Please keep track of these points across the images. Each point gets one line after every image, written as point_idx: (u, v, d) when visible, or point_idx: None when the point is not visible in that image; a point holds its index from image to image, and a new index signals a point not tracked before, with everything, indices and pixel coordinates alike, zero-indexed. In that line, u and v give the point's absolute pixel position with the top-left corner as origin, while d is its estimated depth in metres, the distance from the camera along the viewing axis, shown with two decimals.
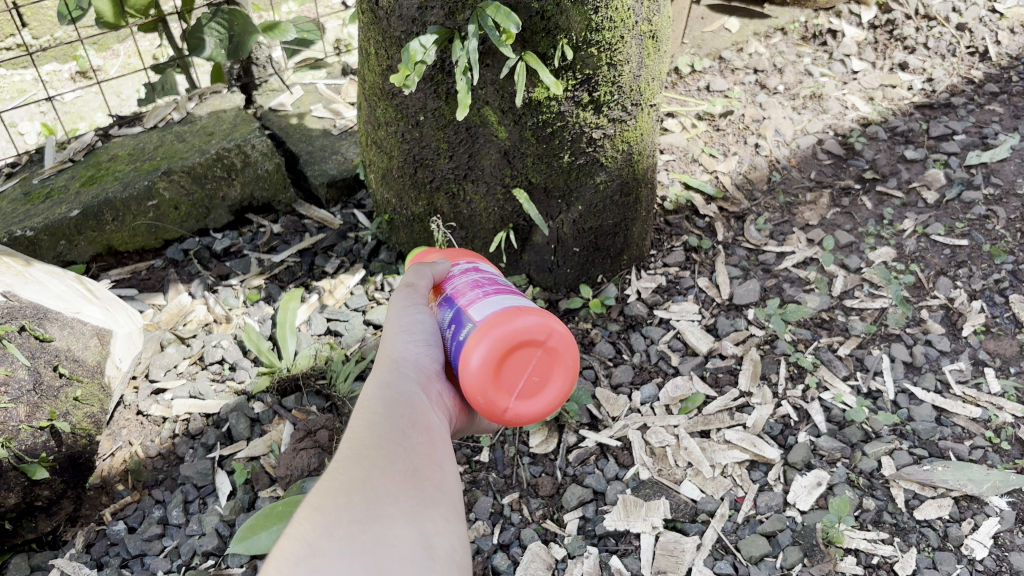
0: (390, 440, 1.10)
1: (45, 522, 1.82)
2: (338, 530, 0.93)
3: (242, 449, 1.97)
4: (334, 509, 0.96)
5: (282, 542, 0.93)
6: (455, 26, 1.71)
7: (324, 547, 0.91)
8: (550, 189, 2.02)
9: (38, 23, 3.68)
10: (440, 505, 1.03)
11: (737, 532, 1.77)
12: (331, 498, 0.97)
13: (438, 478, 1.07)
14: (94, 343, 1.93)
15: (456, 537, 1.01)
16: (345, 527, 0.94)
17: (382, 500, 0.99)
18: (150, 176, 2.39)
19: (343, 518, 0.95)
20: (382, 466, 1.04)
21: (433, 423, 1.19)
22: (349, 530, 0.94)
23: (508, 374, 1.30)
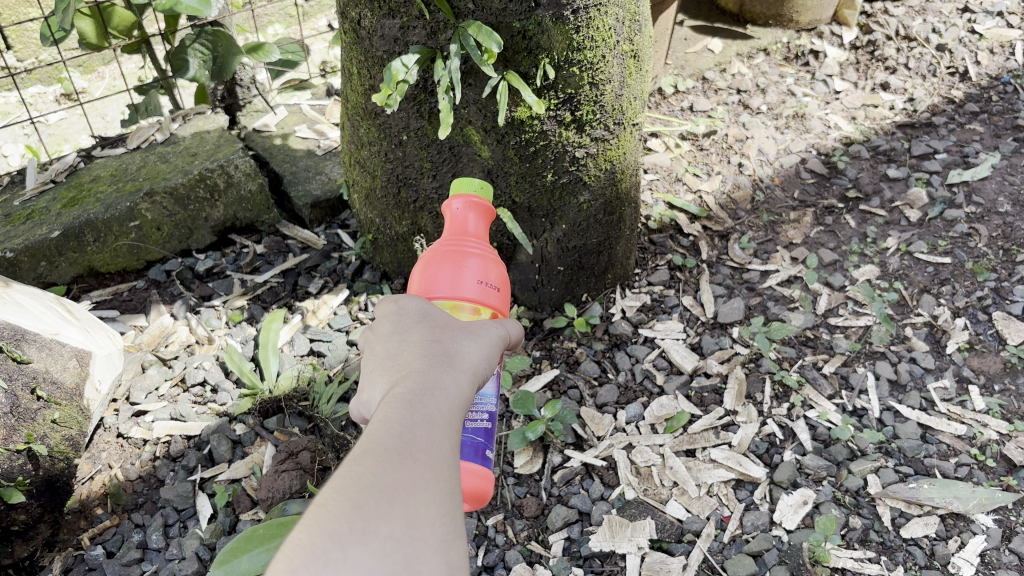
0: (444, 444, 0.95)
1: (21, 547, 1.79)
2: (374, 542, 0.81)
3: (223, 471, 1.95)
4: (373, 516, 0.82)
5: (306, 531, 0.80)
6: (437, 45, 1.72)
7: (355, 557, 0.79)
8: (533, 208, 2.03)
9: (23, 46, 3.70)
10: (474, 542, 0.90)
11: (724, 551, 1.75)
12: (371, 500, 0.84)
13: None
14: (73, 365, 1.91)
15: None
16: (381, 541, 0.81)
17: (423, 520, 0.85)
18: (132, 197, 2.38)
19: (380, 530, 0.82)
20: (429, 475, 0.90)
21: None
22: (384, 545, 0.81)
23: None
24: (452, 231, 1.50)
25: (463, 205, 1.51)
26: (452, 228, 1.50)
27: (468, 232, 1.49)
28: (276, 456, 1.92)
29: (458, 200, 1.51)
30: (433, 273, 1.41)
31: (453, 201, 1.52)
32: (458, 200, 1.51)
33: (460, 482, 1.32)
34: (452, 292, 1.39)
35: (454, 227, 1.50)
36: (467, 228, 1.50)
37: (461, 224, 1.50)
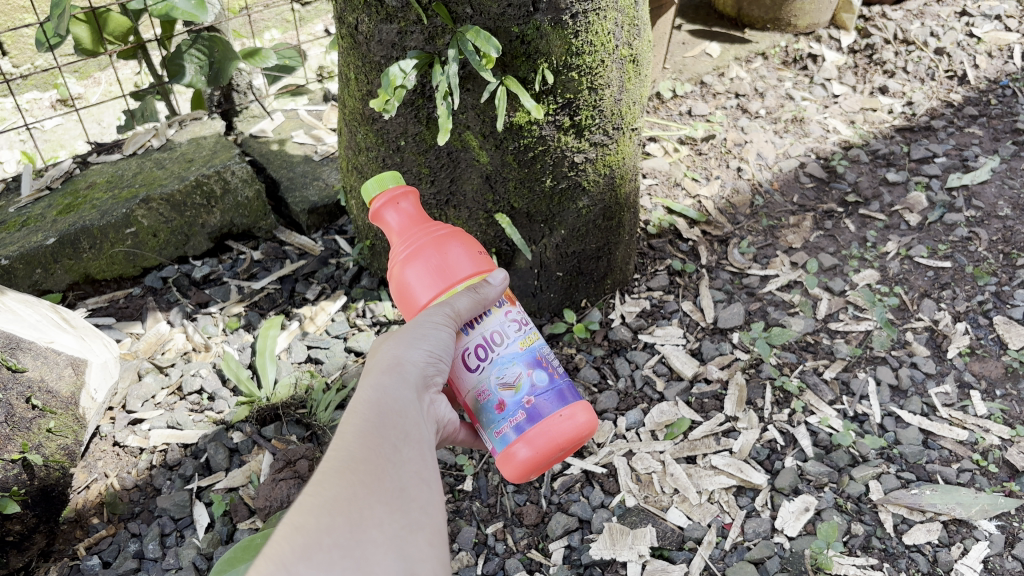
0: (379, 452, 1.06)
1: (16, 557, 1.78)
2: (319, 554, 0.90)
3: (220, 480, 1.93)
4: (316, 531, 0.92)
5: (258, 561, 0.90)
6: (435, 50, 1.71)
7: (303, 570, 0.88)
8: (532, 214, 2.01)
9: (18, 51, 3.69)
10: (423, 530, 1.01)
11: (725, 559, 1.74)
12: (315, 518, 0.93)
13: (425, 499, 1.04)
14: (68, 373, 1.90)
15: (437, 564, 0.99)
16: (326, 551, 0.91)
17: (366, 524, 0.96)
18: (128, 204, 2.37)
19: (324, 542, 0.91)
20: (369, 484, 1.00)
21: (423, 438, 1.14)
22: (329, 556, 0.90)
23: (559, 454, 1.36)
24: (401, 233, 1.41)
25: (394, 201, 1.43)
26: (398, 232, 1.42)
27: (419, 222, 1.42)
28: (273, 464, 1.90)
29: (387, 205, 1.43)
30: (445, 266, 1.34)
31: (382, 207, 1.43)
32: (385, 199, 1.43)
33: (588, 425, 1.37)
34: (449, 274, 1.33)
35: (398, 232, 1.42)
36: (417, 218, 1.42)
37: (409, 221, 1.42)
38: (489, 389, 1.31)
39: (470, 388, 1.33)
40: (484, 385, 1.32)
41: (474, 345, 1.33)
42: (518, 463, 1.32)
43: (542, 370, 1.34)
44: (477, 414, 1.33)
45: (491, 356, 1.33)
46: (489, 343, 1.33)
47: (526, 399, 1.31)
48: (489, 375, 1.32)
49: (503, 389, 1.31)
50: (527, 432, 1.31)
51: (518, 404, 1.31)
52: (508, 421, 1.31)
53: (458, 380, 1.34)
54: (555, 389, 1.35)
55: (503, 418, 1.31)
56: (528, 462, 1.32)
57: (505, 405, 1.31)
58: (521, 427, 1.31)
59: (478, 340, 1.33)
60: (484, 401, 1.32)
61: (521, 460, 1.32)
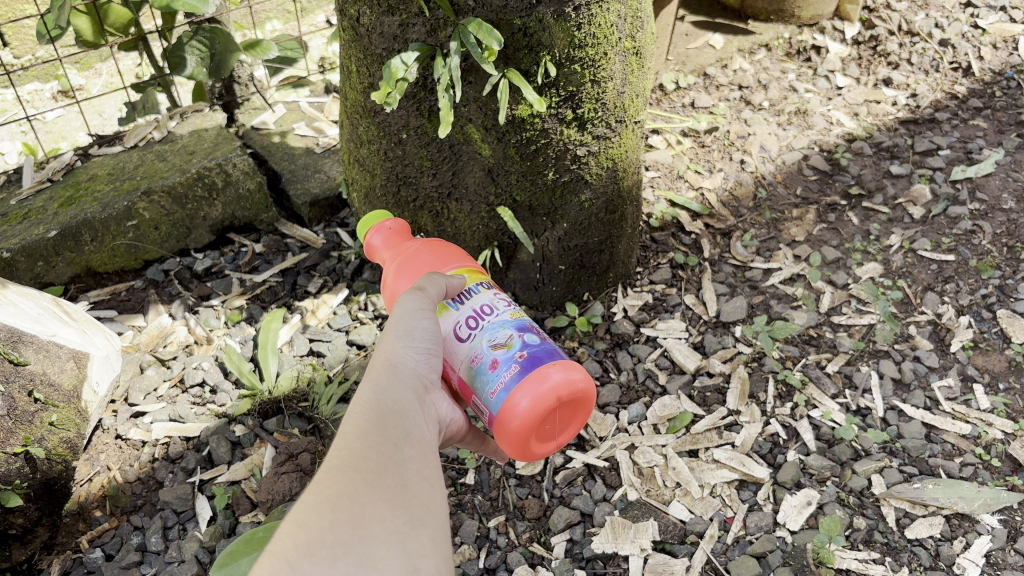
0: (380, 450, 1.06)
1: (19, 551, 1.78)
2: (322, 550, 0.90)
3: (222, 473, 1.93)
4: (320, 527, 0.92)
5: (261, 559, 0.89)
6: (437, 43, 1.70)
7: (306, 565, 0.88)
8: (535, 207, 2.01)
9: (19, 42, 3.68)
10: (426, 526, 1.00)
11: (727, 553, 1.74)
12: (317, 514, 0.93)
13: (426, 496, 1.04)
14: (70, 367, 1.90)
15: (439, 560, 0.98)
16: (329, 547, 0.90)
17: (369, 521, 0.96)
18: (130, 196, 2.36)
19: (327, 538, 0.91)
20: (370, 481, 1.00)
21: (424, 436, 1.14)
22: (332, 552, 0.90)
23: (555, 412, 1.39)
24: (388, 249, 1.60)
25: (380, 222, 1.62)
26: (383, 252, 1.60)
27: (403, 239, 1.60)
28: (275, 458, 1.90)
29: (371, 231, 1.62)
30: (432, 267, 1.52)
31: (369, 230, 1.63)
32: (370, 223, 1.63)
33: (585, 384, 1.40)
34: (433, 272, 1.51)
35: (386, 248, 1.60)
36: (399, 235, 1.61)
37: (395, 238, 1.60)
38: (481, 352, 1.40)
39: (464, 357, 1.41)
40: (477, 349, 1.41)
41: (465, 317, 1.43)
42: (518, 416, 1.35)
43: (531, 332, 1.42)
44: (471, 381, 1.40)
45: (481, 324, 1.43)
46: (480, 314, 1.44)
47: (517, 355, 1.38)
48: (480, 340, 1.41)
49: (494, 349, 1.39)
50: (520, 383, 1.36)
51: (510, 359, 1.38)
52: (501, 378, 1.37)
53: (451, 354, 1.43)
54: (546, 347, 1.41)
55: (495, 374, 1.37)
56: (522, 414, 1.35)
57: (498, 362, 1.38)
58: (513, 380, 1.36)
59: (469, 313, 1.44)
60: (477, 363, 1.39)
61: (518, 412, 1.35)
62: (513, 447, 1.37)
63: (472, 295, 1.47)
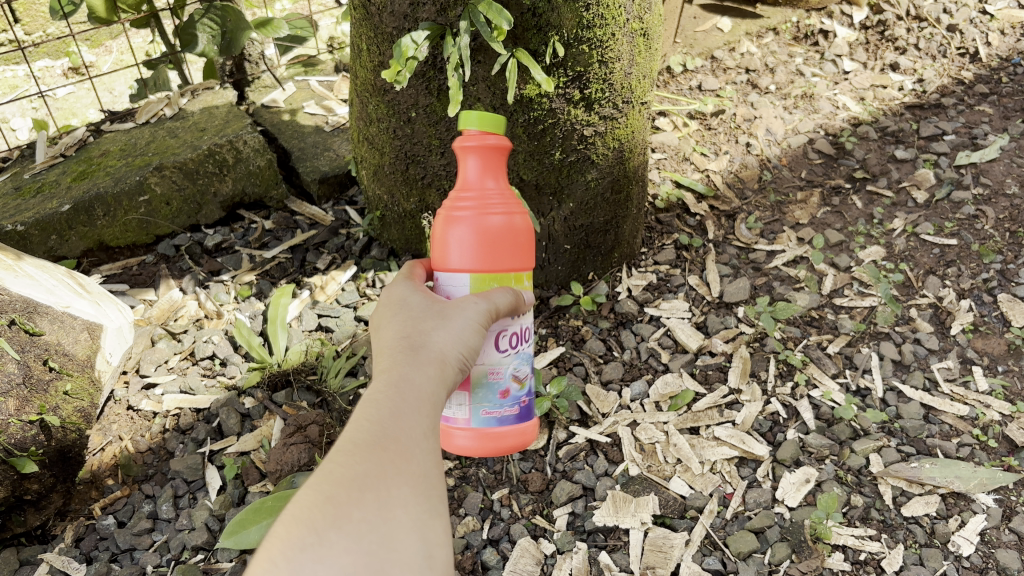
0: (409, 436, 1.07)
1: (33, 516, 1.82)
2: (347, 524, 0.94)
3: (231, 444, 1.97)
4: (345, 502, 0.96)
5: (288, 519, 0.95)
6: (447, 22, 1.72)
7: (331, 537, 0.92)
8: (541, 186, 2.03)
9: (30, 19, 3.71)
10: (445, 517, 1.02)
11: (726, 528, 1.77)
12: (344, 489, 0.97)
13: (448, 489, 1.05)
14: (84, 338, 1.94)
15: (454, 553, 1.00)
16: (351, 524, 0.94)
17: (394, 503, 0.98)
18: (142, 171, 2.39)
19: (353, 514, 0.95)
20: (396, 464, 1.02)
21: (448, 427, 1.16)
22: (357, 527, 0.94)
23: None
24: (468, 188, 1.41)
25: (485, 149, 1.39)
26: (469, 181, 1.41)
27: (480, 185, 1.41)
28: (284, 429, 1.93)
29: (474, 144, 1.39)
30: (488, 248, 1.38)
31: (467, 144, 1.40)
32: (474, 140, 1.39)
33: (526, 433, 1.49)
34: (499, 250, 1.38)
35: (467, 185, 1.41)
36: (492, 178, 1.41)
37: (484, 177, 1.41)
38: (506, 376, 1.43)
39: (485, 363, 1.41)
40: (505, 368, 1.43)
41: (510, 333, 1.42)
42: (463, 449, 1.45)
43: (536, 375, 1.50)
44: (478, 386, 1.41)
45: (519, 347, 1.44)
46: (522, 335, 1.44)
47: (522, 399, 1.47)
48: (510, 363, 1.43)
49: (514, 379, 1.44)
50: (520, 416, 1.47)
51: (517, 398, 1.46)
52: (501, 407, 1.44)
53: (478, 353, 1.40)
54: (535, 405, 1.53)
55: (502, 403, 1.43)
56: (496, 446, 1.45)
57: (508, 394, 1.44)
58: (506, 417, 1.45)
59: (514, 330, 1.43)
60: (491, 379, 1.42)
61: (503, 441, 1.45)
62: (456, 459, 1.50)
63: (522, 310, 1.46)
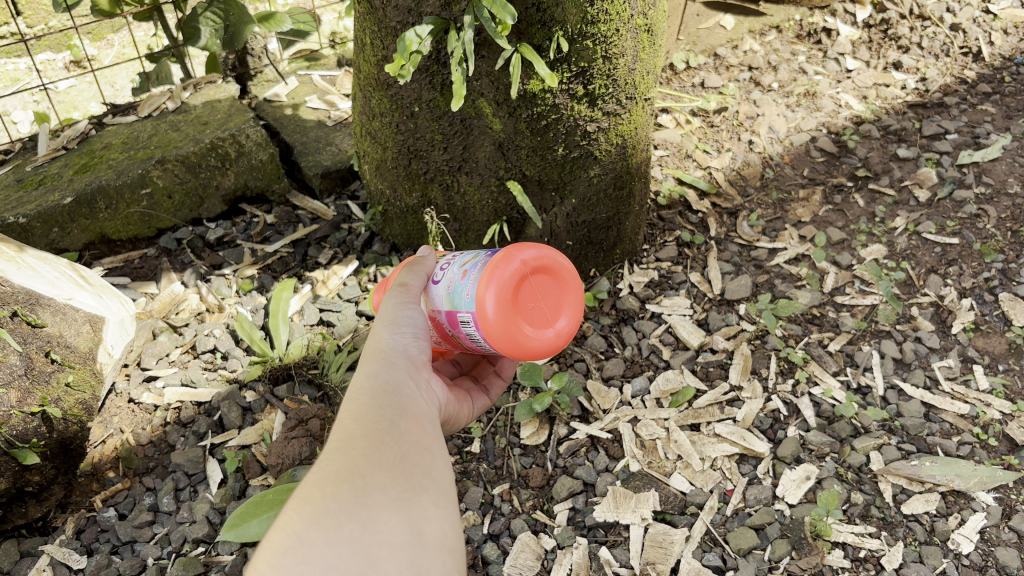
0: (377, 428, 1.08)
1: (34, 508, 1.83)
2: (327, 519, 0.93)
3: (233, 438, 1.98)
4: (322, 498, 0.95)
5: (270, 534, 0.94)
6: (451, 16, 1.71)
7: (311, 535, 0.91)
8: (544, 181, 2.03)
9: (32, 12, 3.70)
10: (429, 491, 1.03)
11: (726, 524, 1.78)
12: (318, 488, 0.97)
13: (427, 465, 1.06)
14: (86, 330, 1.94)
15: (444, 523, 1.01)
16: (331, 517, 0.93)
17: (370, 488, 0.98)
18: (144, 164, 2.39)
19: (330, 507, 0.94)
20: (368, 454, 1.03)
21: (421, 412, 1.17)
22: (336, 519, 0.93)
23: (535, 276, 1.41)
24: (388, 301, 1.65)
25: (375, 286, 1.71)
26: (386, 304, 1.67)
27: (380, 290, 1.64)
28: (285, 423, 1.93)
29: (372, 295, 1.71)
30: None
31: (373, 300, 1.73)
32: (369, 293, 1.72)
33: (525, 253, 1.39)
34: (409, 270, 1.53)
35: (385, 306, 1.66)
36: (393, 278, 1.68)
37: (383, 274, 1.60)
38: (453, 275, 1.42)
39: (442, 292, 1.43)
40: (450, 274, 1.43)
41: (437, 266, 1.48)
42: (492, 310, 1.34)
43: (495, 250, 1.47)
44: (454, 304, 1.40)
45: (451, 261, 1.47)
46: (448, 259, 1.49)
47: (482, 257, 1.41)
48: (451, 269, 1.44)
49: (462, 264, 1.43)
50: (487, 258, 1.40)
51: (476, 261, 1.41)
52: (471, 276, 1.39)
53: (432, 301, 1.45)
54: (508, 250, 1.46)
55: (468, 278, 1.39)
56: (501, 287, 1.34)
57: (468, 269, 1.40)
58: (479, 267, 1.38)
59: (440, 262, 1.49)
60: (453, 288, 1.41)
61: (495, 275, 1.35)
62: (509, 342, 1.35)
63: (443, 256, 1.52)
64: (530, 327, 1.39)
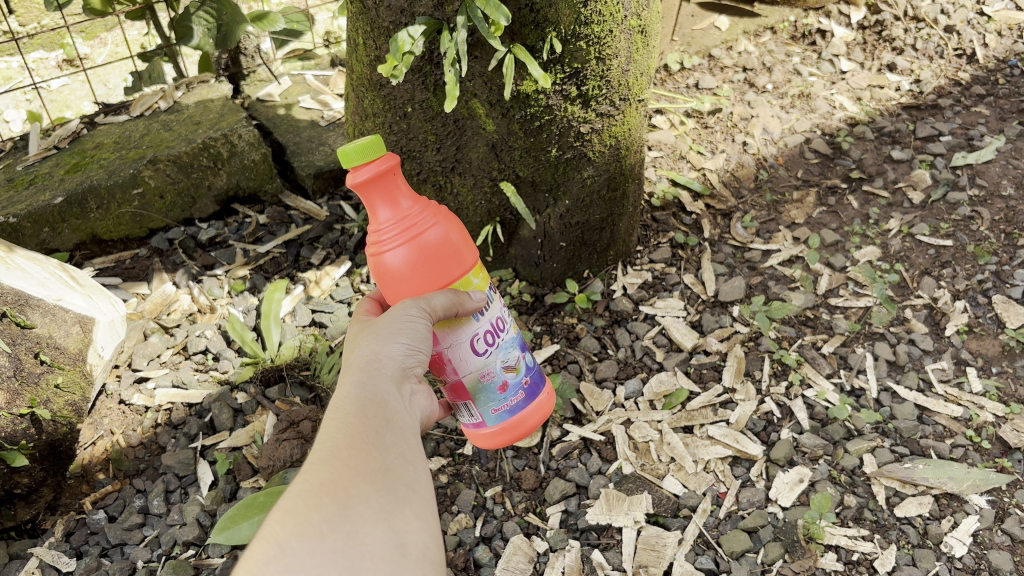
0: (363, 439, 1.07)
1: (23, 510, 1.81)
2: (309, 529, 0.93)
3: (224, 439, 1.96)
4: (306, 510, 0.95)
5: (253, 543, 0.93)
6: (444, 17, 1.70)
7: (294, 546, 0.91)
8: (537, 183, 2.03)
9: (25, 11, 3.69)
10: (413, 503, 1.03)
11: (719, 527, 1.77)
12: (302, 499, 0.96)
13: (411, 476, 1.06)
14: (76, 331, 1.92)
15: (426, 535, 1.01)
16: (313, 528, 0.93)
17: (354, 500, 0.98)
18: (136, 164, 2.38)
19: (313, 519, 0.94)
20: (353, 466, 1.02)
21: (407, 423, 1.16)
22: (319, 530, 0.93)
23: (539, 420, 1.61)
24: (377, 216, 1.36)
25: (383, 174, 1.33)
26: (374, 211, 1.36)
27: (388, 211, 1.34)
28: (276, 425, 1.92)
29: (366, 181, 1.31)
30: (430, 267, 1.35)
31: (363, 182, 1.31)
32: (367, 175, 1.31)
33: (545, 415, 1.58)
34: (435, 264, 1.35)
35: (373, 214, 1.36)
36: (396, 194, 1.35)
37: (401, 208, 1.34)
38: (496, 372, 1.46)
39: (475, 370, 1.44)
40: (492, 365, 1.45)
41: (484, 332, 1.43)
42: (494, 438, 1.52)
43: (528, 354, 1.54)
44: (475, 392, 1.46)
45: (497, 342, 1.46)
46: (495, 330, 1.45)
47: (523, 382, 1.51)
48: (495, 359, 1.46)
49: (506, 371, 1.47)
50: (525, 401, 1.52)
51: (517, 385, 1.50)
52: (506, 400, 1.49)
53: (461, 362, 1.42)
54: (541, 377, 1.56)
55: (506, 399, 1.49)
56: (515, 435, 1.53)
57: (507, 385, 1.48)
58: (517, 405, 1.51)
59: (487, 327, 1.43)
60: (487, 382, 1.46)
61: (521, 430, 1.53)
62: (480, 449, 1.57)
63: (487, 306, 1.44)
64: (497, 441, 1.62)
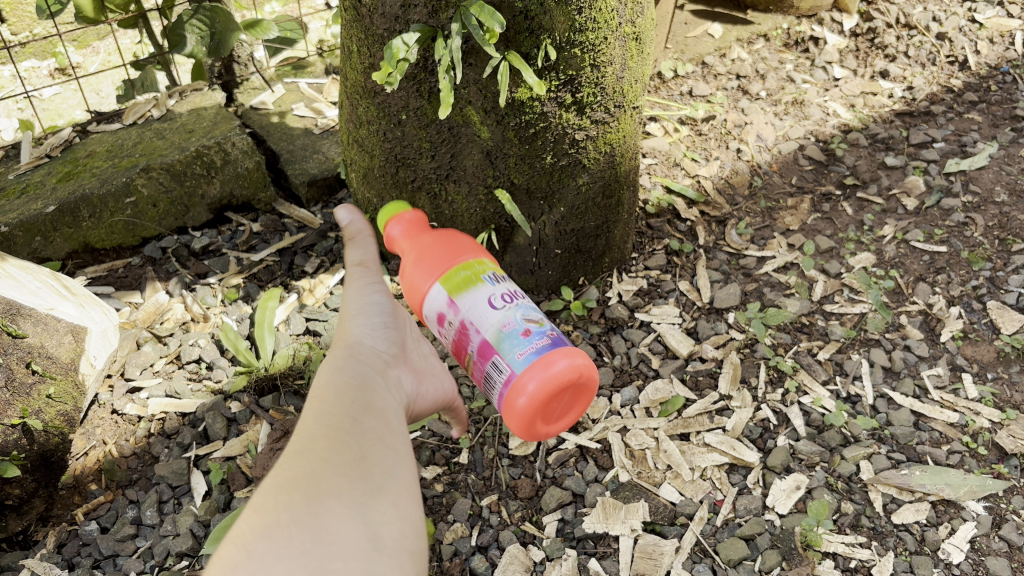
0: (339, 427, 1.05)
1: (15, 521, 1.79)
2: (278, 532, 0.87)
3: (218, 449, 1.95)
4: (276, 508, 0.90)
5: (219, 548, 0.88)
6: (438, 24, 1.70)
7: (261, 550, 0.85)
8: (532, 190, 2.02)
9: (17, 20, 3.71)
10: (389, 492, 0.99)
11: (716, 535, 1.76)
12: (273, 495, 0.92)
13: (387, 463, 1.03)
14: (68, 341, 1.91)
15: (404, 526, 0.97)
16: (282, 529, 0.88)
17: (326, 495, 0.94)
18: (129, 172, 2.36)
19: (282, 519, 0.89)
20: (327, 456, 0.99)
21: (386, 407, 1.15)
22: (288, 531, 0.88)
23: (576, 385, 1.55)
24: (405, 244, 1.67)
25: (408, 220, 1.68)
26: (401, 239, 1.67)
27: (411, 237, 1.66)
28: (271, 434, 1.90)
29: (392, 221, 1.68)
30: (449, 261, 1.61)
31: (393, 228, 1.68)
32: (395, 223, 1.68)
33: (576, 365, 1.51)
34: (452, 260, 1.60)
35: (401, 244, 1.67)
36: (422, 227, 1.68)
37: (416, 235, 1.67)
38: (515, 320, 1.54)
39: (495, 322, 1.54)
40: (512, 317, 1.55)
41: (500, 291, 1.58)
42: (526, 395, 1.50)
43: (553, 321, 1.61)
44: (499, 343, 1.53)
45: (515, 301, 1.58)
46: (513, 294, 1.59)
47: (548, 332, 1.56)
48: (515, 312, 1.56)
49: (527, 321, 1.55)
50: (548, 346, 1.54)
51: (540, 333, 1.55)
52: (530, 344, 1.52)
53: (481, 318, 1.55)
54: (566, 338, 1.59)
55: (526, 344, 1.52)
56: (543, 383, 1.49)
57: (529, 333, 1.54)
58: (540, 348, 1.52)
59: (503, 289, 1.59)
60: (507, 330, 1.53)
61: (546, 374, 1.50)
62: (520, 423, 1.53)
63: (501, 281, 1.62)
64: (543, 421, 1.57)
